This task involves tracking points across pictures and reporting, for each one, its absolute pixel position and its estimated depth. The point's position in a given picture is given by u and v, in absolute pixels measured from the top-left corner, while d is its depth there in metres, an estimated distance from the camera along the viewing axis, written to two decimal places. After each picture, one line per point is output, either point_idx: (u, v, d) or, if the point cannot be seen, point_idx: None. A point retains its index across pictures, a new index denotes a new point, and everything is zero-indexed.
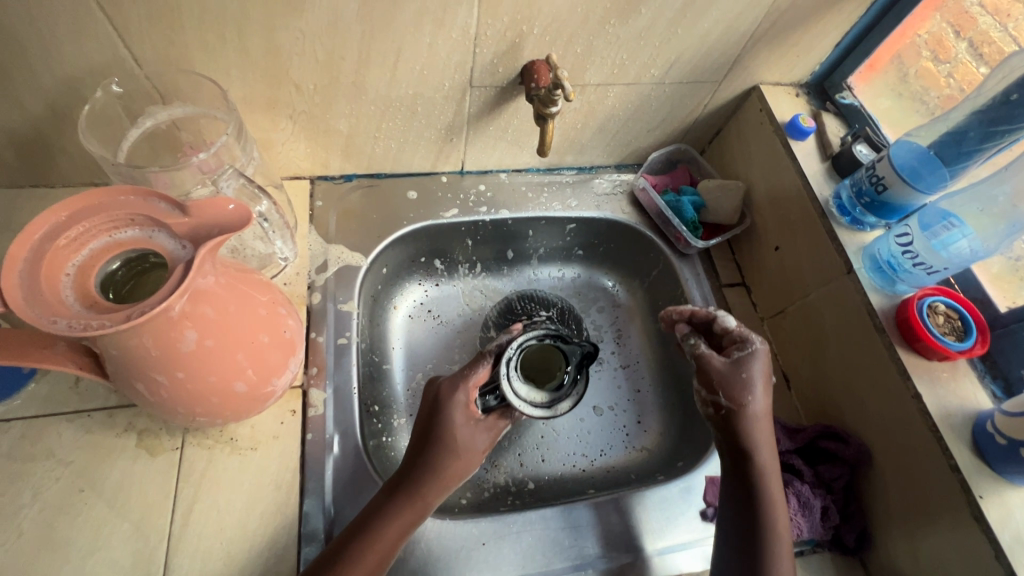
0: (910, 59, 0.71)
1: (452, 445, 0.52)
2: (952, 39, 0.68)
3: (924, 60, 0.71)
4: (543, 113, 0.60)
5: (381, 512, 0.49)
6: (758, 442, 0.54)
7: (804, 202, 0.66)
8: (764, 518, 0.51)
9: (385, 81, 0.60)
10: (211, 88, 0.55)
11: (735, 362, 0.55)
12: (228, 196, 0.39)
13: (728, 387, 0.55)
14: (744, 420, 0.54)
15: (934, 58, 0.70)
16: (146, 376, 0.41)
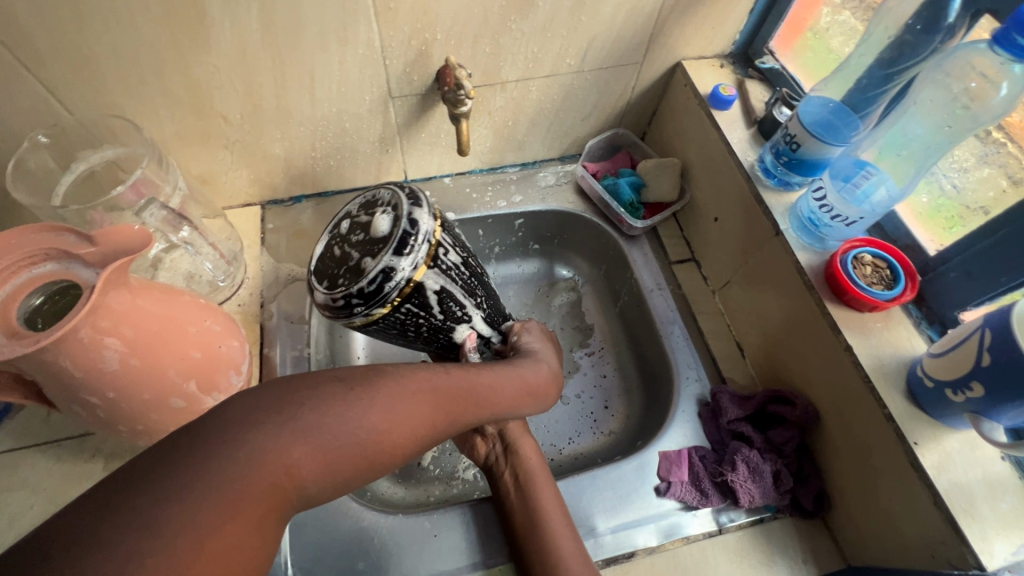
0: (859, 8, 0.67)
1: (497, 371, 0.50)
2: None
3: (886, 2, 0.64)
4: (455, 114, 0.62)
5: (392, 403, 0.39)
6: (522, 445, 0.59)
7: (732, 171, 0.66)
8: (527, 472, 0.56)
9: (307, 102, 0.64)
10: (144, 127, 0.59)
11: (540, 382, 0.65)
12: (132, 222, 0.43)
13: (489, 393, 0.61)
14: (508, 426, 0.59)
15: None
16: (79, 397, 0.45)
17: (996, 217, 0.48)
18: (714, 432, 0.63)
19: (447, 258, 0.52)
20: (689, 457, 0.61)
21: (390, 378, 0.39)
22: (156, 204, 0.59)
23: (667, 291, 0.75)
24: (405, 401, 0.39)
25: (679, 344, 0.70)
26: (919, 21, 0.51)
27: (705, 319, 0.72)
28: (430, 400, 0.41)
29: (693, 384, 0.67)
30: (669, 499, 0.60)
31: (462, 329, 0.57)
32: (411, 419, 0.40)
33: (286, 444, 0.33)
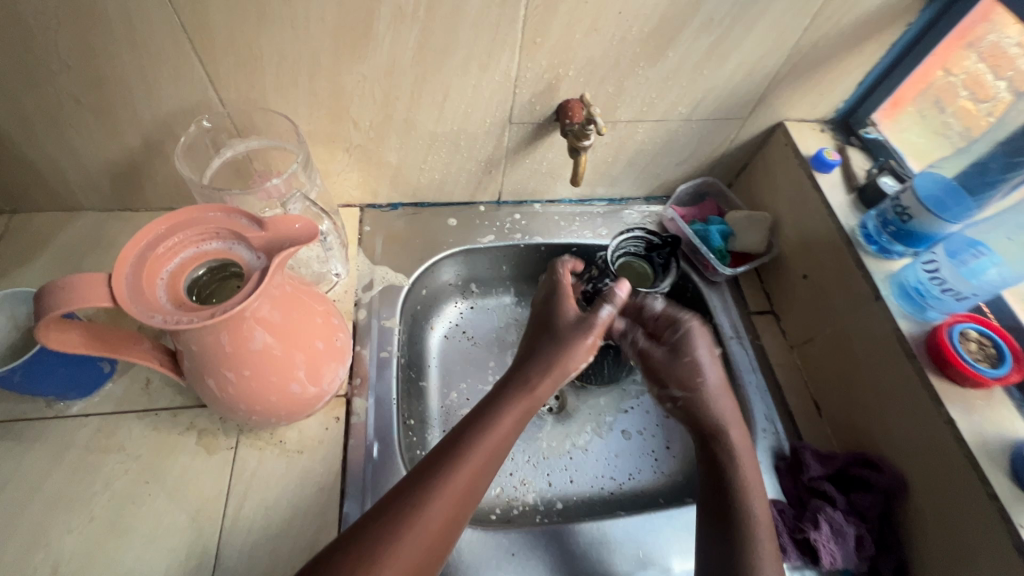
0: (946, 98, 0.72)
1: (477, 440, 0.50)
2: (990, 78, 0.68)
3: (963, 100, 0.71)
4: (576, 146, 0.64)
5: (378, 542, 0.42)
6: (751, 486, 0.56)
7: (831, 232, 0.68)
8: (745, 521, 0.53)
9: (432, 118, 0.67)
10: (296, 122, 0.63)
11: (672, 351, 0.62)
12: (297, 215, 0.44)
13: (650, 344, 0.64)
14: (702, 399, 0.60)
15: (974, 97, 0.70)
16: (216, 371, 0.46)
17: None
18: (792, 487, 0.62)
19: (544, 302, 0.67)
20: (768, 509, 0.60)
21: (368, 538, 0.43)
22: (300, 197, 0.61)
23: (745, 340, 0.76)
24: (421, 533, 0.44)
25: (757, 395, 0.71)
26: None
27: (783, 372, 0.73)
28: (438, 516, 0.45)
29: (769, 436, 0.67)
30: None
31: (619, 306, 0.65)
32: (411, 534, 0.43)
33: None
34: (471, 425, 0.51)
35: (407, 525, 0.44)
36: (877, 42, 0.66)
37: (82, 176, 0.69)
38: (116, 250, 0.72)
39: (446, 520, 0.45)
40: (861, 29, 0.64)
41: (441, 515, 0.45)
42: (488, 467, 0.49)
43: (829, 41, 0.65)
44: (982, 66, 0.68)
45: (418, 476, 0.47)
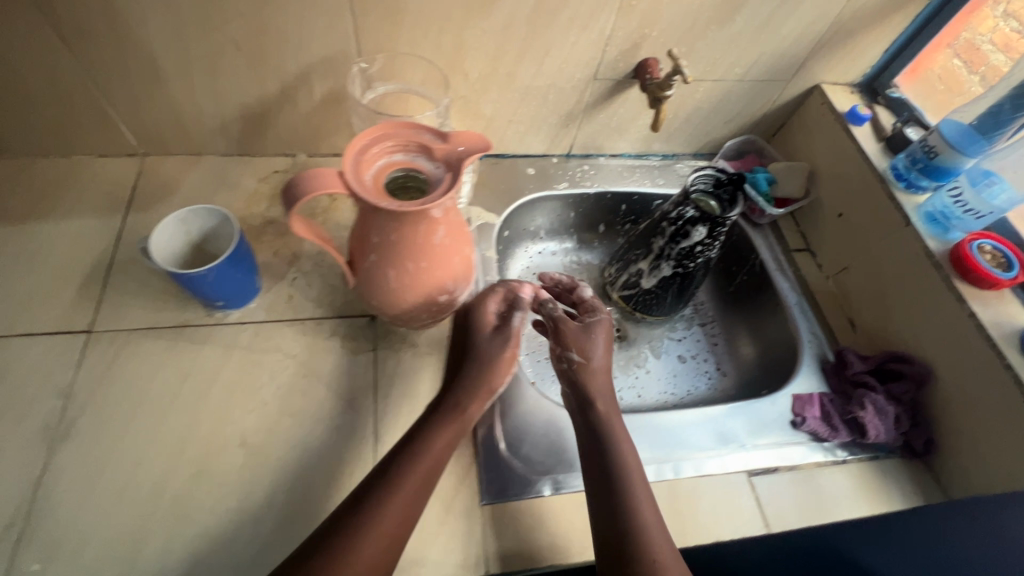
0: (927, 90, 0.89)
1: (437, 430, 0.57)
2: (966, 73, 0.86)
3: (942, 93, 0.88)
4: (660, 95, 0.75)
5: (349, 533, 0.48)
6: (625, 457, 0.58)
7: (865, 173, 0.80)
8: (624, 481, 0.56)
9: (531, 72, 0.77)
10: (420, 72, 0.73)
11: (584, 326, 0.66)
12: (472, 131, 0.54)
13: (581, 347, 0.65)
14: (589, 372, 0.64)
15: (951, 90, 0.87)
16: (400, 263, 0.56)
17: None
18: (837, 384, 0.75)
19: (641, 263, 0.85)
20: (820, 399, 0.73)
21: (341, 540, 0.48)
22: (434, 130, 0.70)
23: (787, 271, 0.88)
24: (375, 533, 0.49)
25: (801, 314, 0.83)
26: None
27: (822, 297, 0.86)
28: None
29: (814, 347, 0.80)
30: (804, 431, 0.72)
31: (695, 231, 0.76)
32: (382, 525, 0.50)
33: None
34: (392, 481, 0.52)
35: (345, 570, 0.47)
36: (905, 13, 0.79)
37: (216, 121, 0.77)
38: (240, 189, 0.80)
39: (403, 515, 0.51)
40: (893, 2, 0.76)
41: (395, 515, 0.51)
42: (418, 496, 0.53)
43: (867, 11, 0.77)
44: (956, 63, 0.86)
45: (325, 547, 0.48)
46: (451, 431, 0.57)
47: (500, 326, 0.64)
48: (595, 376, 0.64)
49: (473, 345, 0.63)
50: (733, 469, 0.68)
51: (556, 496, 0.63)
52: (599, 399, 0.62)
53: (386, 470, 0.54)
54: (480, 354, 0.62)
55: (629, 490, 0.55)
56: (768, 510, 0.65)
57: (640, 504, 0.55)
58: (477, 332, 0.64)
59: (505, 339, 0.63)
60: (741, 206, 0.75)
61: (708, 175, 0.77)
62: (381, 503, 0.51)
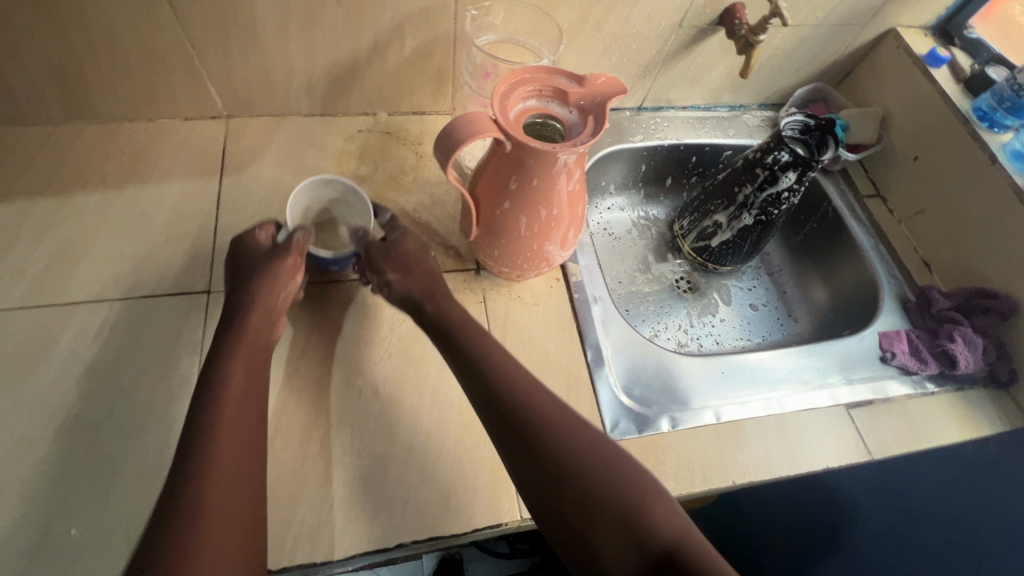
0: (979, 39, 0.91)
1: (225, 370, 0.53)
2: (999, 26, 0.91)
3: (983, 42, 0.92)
4: (751, 40, 0.75)
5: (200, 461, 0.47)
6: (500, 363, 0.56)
7: (946, 115, 0.81)
8: (499, 383, 0.54)
9: (619, 21, 0.77)
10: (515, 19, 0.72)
11: (386, 244, 0.64)
12: (606, 74, 0.55)
13: (381, 265, 0.63)
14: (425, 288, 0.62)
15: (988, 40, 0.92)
16: (533, 210, 0.57)
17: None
18: (920, 320, 0.78)
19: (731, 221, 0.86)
20: (908, 335, 0.77)
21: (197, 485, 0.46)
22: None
23: (860, 218, 0.91)
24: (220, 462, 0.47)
25: (878, 258, 0.86)
26: None
27: (896, 241, 0.88)
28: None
29: (895, 288, 0.83)
30: (894, 365, 0.75)
31: (784, 177, 0.78)
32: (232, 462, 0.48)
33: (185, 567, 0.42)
34: (205, 439, 0.48)
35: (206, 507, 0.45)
36: None
37: (303, 79, 0.76)
38: (327, 149, 0.80)
39: (241, 447, 0.50)
40: None
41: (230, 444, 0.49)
42: (242, 425, 0.51)
43: None
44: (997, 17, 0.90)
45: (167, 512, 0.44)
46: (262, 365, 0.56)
47: (277, 245, 0.62)
48: (415, 282, 0.62)
49: (245, 262, 0.62)
50: (832, 403, 0.71)
51: (676, 431, 0.66)
52: (428, 299, 0.61)
53: (200, 479, 0.46)
54: (242, 265, 0.62)
55: (516, 393, 0.53)
56: (868, 439, 0.69)
57: (532, 399, 0.53)
58: (253, 250, 0.62)
59: (283, 254, 0.60)
60: (832, 149, 0.76)
61: (797, 121, 0.78)
62: (208, 458, 0.47)
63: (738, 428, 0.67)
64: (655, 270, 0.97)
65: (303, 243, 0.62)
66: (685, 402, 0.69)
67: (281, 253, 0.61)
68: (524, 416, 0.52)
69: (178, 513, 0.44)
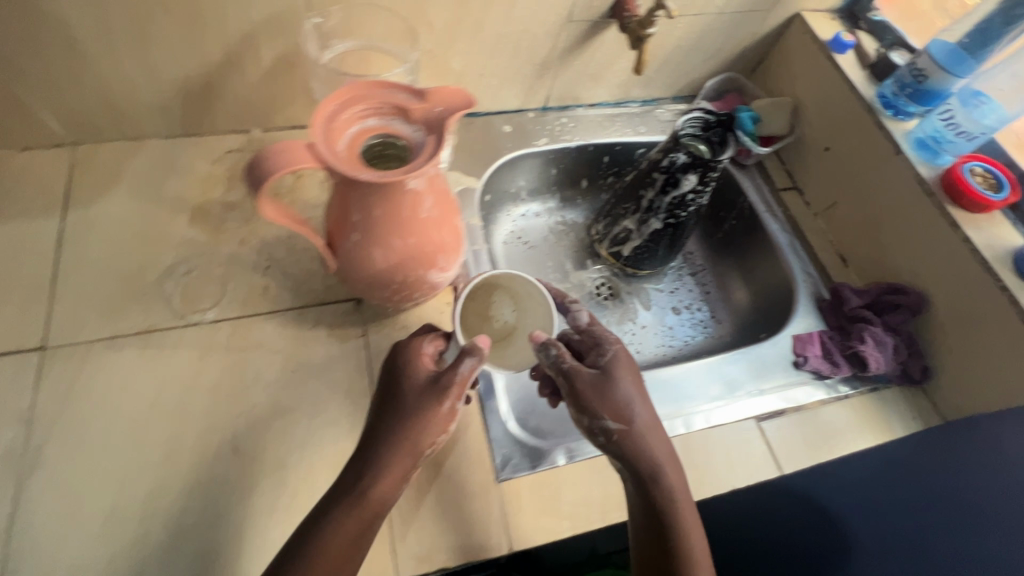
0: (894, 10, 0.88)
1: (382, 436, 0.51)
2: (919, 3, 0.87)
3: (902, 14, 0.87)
4: (641, 35, 0.70)
5: (325, 519, 0.47)
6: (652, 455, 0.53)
7: (852, 103, 0.78)
8: (648, 461, 0.53)
9: (500, 18, 0.71)
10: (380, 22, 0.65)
11: (603, 372, 0.56)
12: (451, 87, 0.49)
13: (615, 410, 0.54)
14: (632, 440, 0.54)
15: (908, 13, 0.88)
16: (385, 240, 0.51)
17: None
18: (832, 318, 0.76)
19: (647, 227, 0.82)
20: (820, 337, 0.73)
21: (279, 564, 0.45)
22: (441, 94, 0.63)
23: (776, 213, 0.87)
24: (348, 529, 0.47)
25: (794, 255, 0.83)
26: None
27: (812, 236, 0.85)
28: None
29: (809, 286, 0.80)
30: (807, 370, 0.72)
31: (685, 179, 0.74)
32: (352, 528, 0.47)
33: None
34: (359, 492, 0.48)
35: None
36: None
37: (152, 99, 0.68)
38: (192, 174, 0.73)
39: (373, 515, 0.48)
40: None
41: (383, 491, 0.49)
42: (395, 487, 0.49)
43: None
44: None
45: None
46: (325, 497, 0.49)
47: (438, 377, 0.52)
48: (636, 441, 0.53)
49: (401, 396, 0.52)
50: (740, 417, 0.68)
51: (573, 463, 0.61)
52: (659, 475, 0.53)
53: (324, 541, 0.46)
54: (401, 404, 0.51)
55: (656, 472, 0.53)
56: (779, 451, 0.66)
57: (670, 477, 0.53)
58: (416, 378, 0.53)
59: (438, 396, 0.51)
60: (732, 148, 0.72)
61: (696, 119, 0.73)
62: (335, 526, 0.46)
63: None
64: (573, 279, 0.93)
65: (473, 371, 0.51)
66: None
67: (439, 394, 0.51)
68: (672, 496, 0.52)
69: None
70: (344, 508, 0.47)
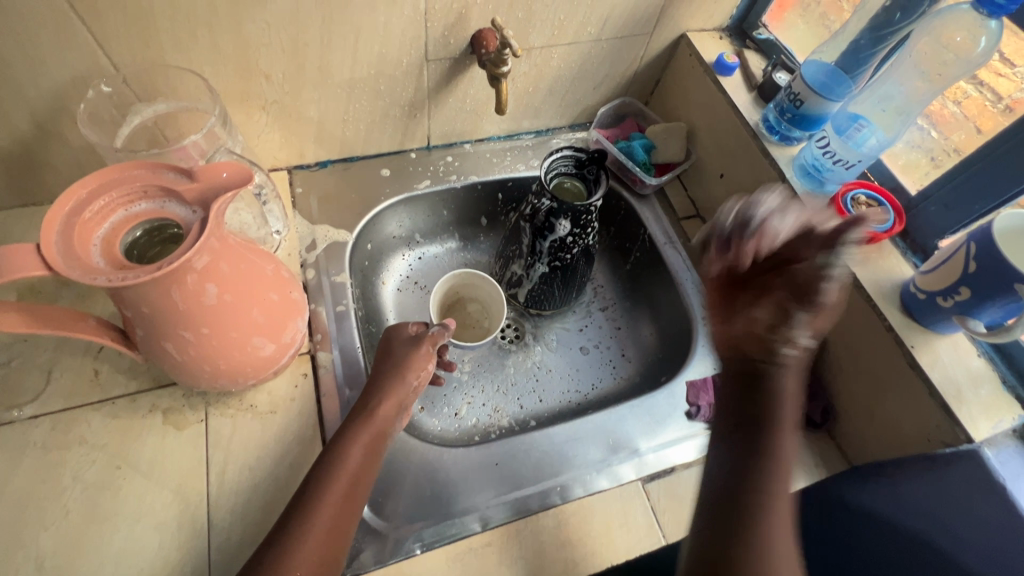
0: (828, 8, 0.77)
1: (383, 379, 0.60)
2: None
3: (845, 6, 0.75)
4: (496, 74, 0.66)
5: (336, 447, 0.54)
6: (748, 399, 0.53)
7: (739, 129, 0.74)
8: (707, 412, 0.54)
9: (347, 62, 0.66)
10: (204, 78, 0.60)
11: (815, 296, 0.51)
12: (225, 162, 0.44)
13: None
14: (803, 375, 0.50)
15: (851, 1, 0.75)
16: (173, 334, 0.46)
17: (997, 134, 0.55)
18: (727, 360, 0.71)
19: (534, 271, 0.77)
20: (714, 383, 0.69)
21: (325, 490, 0.51)
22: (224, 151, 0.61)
23: (678, 244, 0.82)
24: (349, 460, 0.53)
25: (693, 290, 0.78)
26: (897, 10, 0.61)
27: None
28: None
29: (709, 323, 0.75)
30: (699, 420, 0.67)
31: (559, 225, 0.69)
32: (353, 456, 0.54)
33: (282, 568, 0.46)
34: (351, 430, 0.55)
35: (314, 508, 0.49)
36: None
37: None
38: None
39: (367, 452, 0.54)
40: None
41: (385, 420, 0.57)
42: (379, 431, 0.56)
43: None
44: None
45: (304, 513, 0.49)
46: (375, 426, 0.56)
47: (419, 332, 0.65)
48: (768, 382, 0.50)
49: (392, 348, 0.63)
50: (625, 478, 0.62)
51: (430, 552, 0.56)
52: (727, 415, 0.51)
53: (330, 465, 0.52)
54: (392, 355, 0.62)
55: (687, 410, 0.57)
56: (664, 519, 0.60)
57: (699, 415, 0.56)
58: (397, 337, 0.64)
59: (418, 344, 0.63)
60: (603, 187, 0.68)
61: (566, 158, 0.69)
62: (339, 455, 0.53)
63: (508, 534, 0.57)
64: None
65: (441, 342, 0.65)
66: (449, 508, 0.58)
67: (421, 343, 0.63)
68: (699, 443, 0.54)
69: (286, 520, 0.49)
70: (358, 425, 0.56)
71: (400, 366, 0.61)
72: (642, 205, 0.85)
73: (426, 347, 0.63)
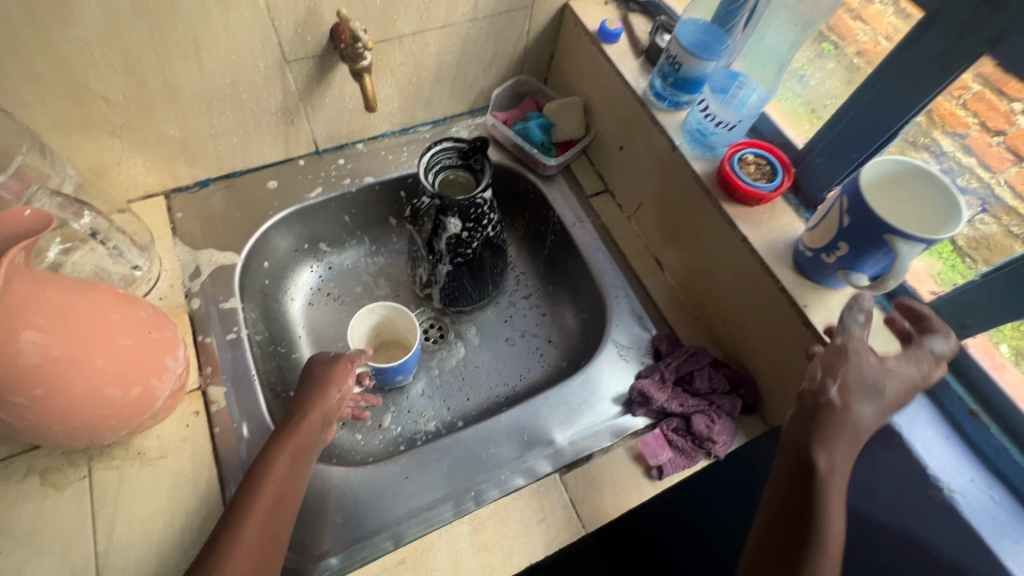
0: None
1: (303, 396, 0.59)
2: None
3: None
4: (356, 69, 0.63)
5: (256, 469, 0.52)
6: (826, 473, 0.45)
7: (629, 99, 0.71)
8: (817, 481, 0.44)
9: (195, 74, 0.61)
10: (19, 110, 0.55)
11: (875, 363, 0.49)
12: (20, 204, 0.41)
13: (849, 381, 0.47)
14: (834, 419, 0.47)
15: None
16: (1, 400, 0.42)
17: (862, 82, 0.55)
18: (649, 422, 0.65)
19: (439, 274, 0.75)
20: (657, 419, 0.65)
21: (247, 512, 0.49)
22: (45, 190, 0.57)
23: (588, 223, 0.80)
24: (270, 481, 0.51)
25: (604, 270, 0.76)
26: None
27: (625, 242, 0.79)
28: None
29: (622, 301, 0.74)
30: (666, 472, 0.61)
31: (449, 222, 0.66)
32: (276, 475, 0.52)
33: None
34: (268, 450, 0.53)
35: (236, 534, 0.47)
36: None
37: None
38: None
39: (288, 470, 0.52)
40: None
41: (308, 435, 0.56)
42: (301, 449, 0.54)
43: None
44: None
45: (223, 539, 0.47)
46: (295, 443, 0.54)
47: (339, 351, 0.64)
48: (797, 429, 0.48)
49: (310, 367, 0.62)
50: (541, 472, 0.61)
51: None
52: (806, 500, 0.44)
53: (251, 488, 0.50)
54: (311, 374, 0.61)
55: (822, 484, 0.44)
56: (583, 508, 0.59)
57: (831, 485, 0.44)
58: (318, 359, 0.63)
59: (336, 361, 0.62)
60: (489, 175, 0.65)
61: (448, 150, 0.66)
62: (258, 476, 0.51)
63: (422, 547, 0.56)
64: None
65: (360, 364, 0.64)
66: (361, 529, 0.57)
67: (339, 361, 0.62)
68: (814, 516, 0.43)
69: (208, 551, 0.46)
70: (281, 438, 0.54)
71: (317, 383, 0.60)
72: (549, 186, 0.82)
73: (345, 366, 0.62)
